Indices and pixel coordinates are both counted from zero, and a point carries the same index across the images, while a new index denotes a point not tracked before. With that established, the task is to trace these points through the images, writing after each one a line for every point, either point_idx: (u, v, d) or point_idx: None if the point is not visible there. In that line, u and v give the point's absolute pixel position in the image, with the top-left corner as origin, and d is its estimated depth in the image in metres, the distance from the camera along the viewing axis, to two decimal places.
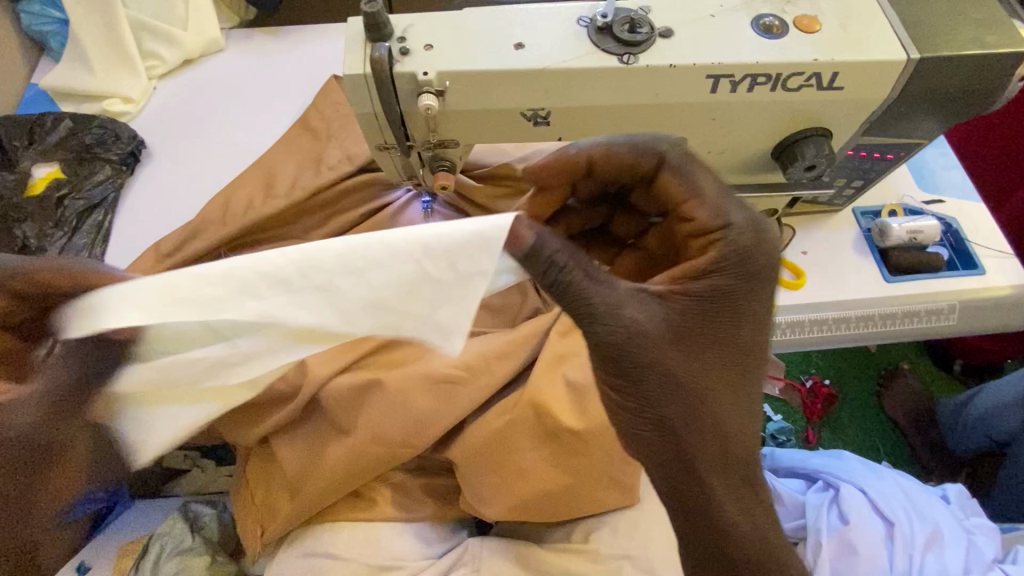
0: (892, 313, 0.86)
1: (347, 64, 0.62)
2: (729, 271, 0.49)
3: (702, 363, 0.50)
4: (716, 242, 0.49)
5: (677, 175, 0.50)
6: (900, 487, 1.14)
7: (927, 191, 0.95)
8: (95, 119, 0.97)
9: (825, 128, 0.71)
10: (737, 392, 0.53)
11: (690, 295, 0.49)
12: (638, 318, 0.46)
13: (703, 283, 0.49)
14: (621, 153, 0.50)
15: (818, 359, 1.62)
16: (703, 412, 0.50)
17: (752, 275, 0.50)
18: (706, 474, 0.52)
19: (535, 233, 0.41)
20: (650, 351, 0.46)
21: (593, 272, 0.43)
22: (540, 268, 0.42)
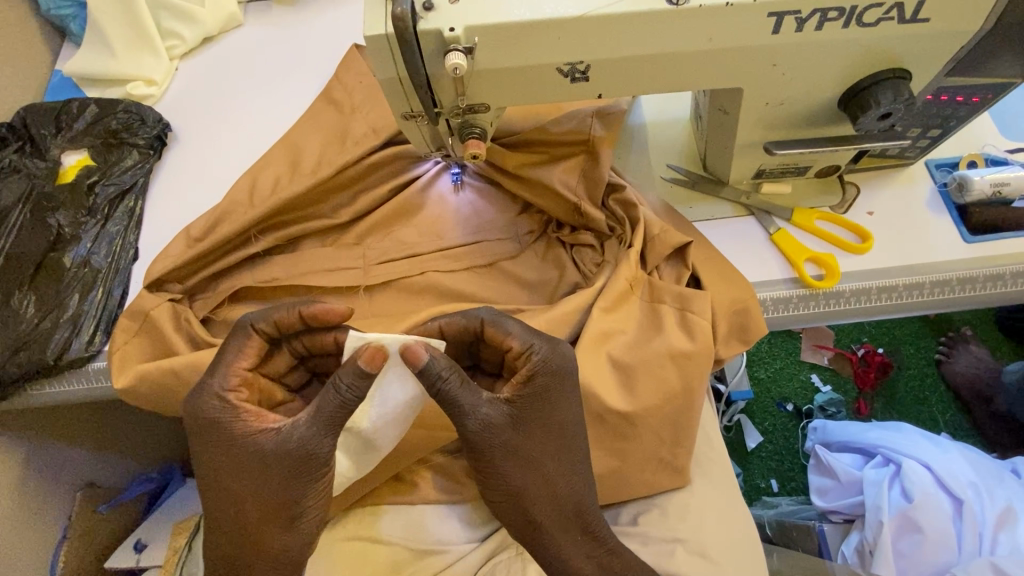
0: (973, 276, 0.77)
1: (368, 23, 0.57)
2: (541, 384, 0.57)
3: (543, 448, 0.57)
4: (530, 361, 0.58)
5: (497, 325, 0.60)
6: (969, 462, 1.06)
7: (1011, 140, 0.85)
8: (120, 103, 0.95)
9: (903, 70, 0.63)
10: (580, 463, 0.60)
11: (525, 398, 0.57)
12: (477, 420, 0.54)
13: (528, 392, 0.57)
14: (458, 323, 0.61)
15: (871, 326, 1.53)
16: (539, 486, 0.58)
17: (564, 380, 0.58)
18: (566, 546, 0.60)
19: (429, 354, 0.53)
20: (495, 443, 0.55)
21: (456, 386, 0.54)
22: (430, 381, 0.53)
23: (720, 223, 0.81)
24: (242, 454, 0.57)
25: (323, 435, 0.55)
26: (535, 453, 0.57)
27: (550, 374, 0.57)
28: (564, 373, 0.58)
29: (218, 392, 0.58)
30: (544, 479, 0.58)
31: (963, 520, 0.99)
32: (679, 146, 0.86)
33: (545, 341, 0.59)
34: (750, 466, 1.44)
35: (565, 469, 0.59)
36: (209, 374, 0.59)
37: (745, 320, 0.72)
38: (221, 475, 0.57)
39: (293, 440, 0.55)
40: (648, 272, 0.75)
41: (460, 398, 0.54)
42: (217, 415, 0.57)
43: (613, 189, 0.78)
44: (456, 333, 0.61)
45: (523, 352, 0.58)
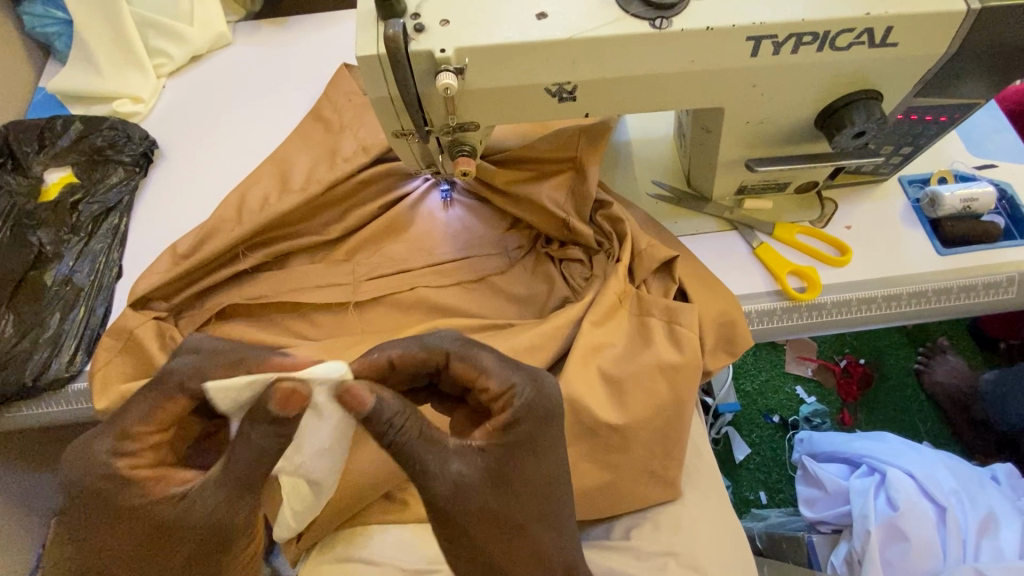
0: (948, 287, 0.80)
1: (360, 43, 0.58)
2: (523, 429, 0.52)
3: (517, 505, 0.52)
4: (509, 406, 0.52)
5: (467, 359, 0.54)
6: (950, 469, 1.09)
7: (978, 156, 0.88)
8: (105, 120, 0.95)
9: (875, 91, 0.66)
10: (559, 515, 0.55)
11: (496, 449, 0.52)
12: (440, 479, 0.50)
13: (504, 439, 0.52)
14: (414, 355, 0.53)
15: (853, 338, 1.56)
16: (512, 547, 0.52)
17: (545, 421, 0.54)
18: None
19: (376, 398, 0.48)
20: (460, 501, 0.50)
21: (416, 437, 0.49)
22: (382, 429, 0.49)
23: (704, 237, 0.83)
24: (142, 525, 0.52)
25: (230, 497, 0.50)
26: (508, 510, 0.52)
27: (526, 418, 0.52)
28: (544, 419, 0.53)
29: (107, 462, 0.52)
30: (517, 541, 0.53)
31: (947, 527, 1.01)
32: (663, 163, 0.88)
33: (526, 380, 0.54)
34: (739, 479, 1.45)
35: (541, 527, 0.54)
36: (99, 435, 0.53)
37: (731, 332, 0.73)
38: (124, 534, 0.53)
39: (191, 513, 0.50)
40: (636, 285, 0.76)
41: (422, 452, 0.49)
42: (107, 486, 0.52)
43: (600, 205, 0.80)
44: (410, 366, 0.53)
45: (497, 389, 0.53)
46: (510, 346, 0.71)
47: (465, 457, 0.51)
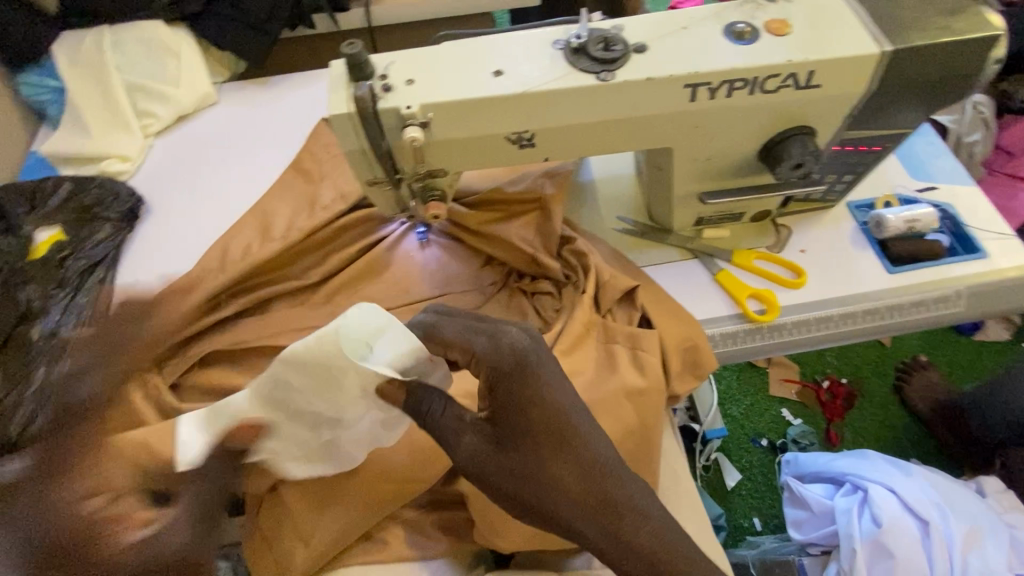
0: (899, 303, 0.84)
1: (332, 103, 0.64)
2: (503, 373, 0.56)
3: (537, 454, 0.55)
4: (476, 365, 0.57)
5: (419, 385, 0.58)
6: (931, 483, 1.09)
7: (920, 180, 0.94)
8: (93, 179, 0.99)
9: (809, 127, 0.72)
10: (571, 465, 0.55)
11: (498, 405, 0.56)
12: (554, 404, 0.56)
13: (497, 378, 0.56)
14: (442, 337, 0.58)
15: (832, 357, 1.60)
16: (549, 484, 0.55)
17: (517, 364, 0.56)
18: (558, 497, 0.55)
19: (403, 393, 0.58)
20: (486, 467, 0.56)
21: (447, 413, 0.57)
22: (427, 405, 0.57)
23: (668, 266, 0.88)
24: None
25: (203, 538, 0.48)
26: (524, 447, 0.55)
27: (497, 362, 0.56)
28: (515, 367, 0.56)
29: (80, 514, 0.40)
30: (536, 482, 0.55)
31: (931, 541, 1.01)
32: (626, 198, 0.94)
33: (482, 338, 0.57)
34: (731, 506, 1.45)
35: (546, 444, 0.55)
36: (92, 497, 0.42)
37: (696, 356, 0.77)
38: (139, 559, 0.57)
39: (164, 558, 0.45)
40: (602, 315, 0.79)
41: (538, 394, 0.56)
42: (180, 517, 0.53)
43: (565, 241, 0.84)
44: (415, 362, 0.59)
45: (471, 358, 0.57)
46: None
47: (481, 429, 0.57)
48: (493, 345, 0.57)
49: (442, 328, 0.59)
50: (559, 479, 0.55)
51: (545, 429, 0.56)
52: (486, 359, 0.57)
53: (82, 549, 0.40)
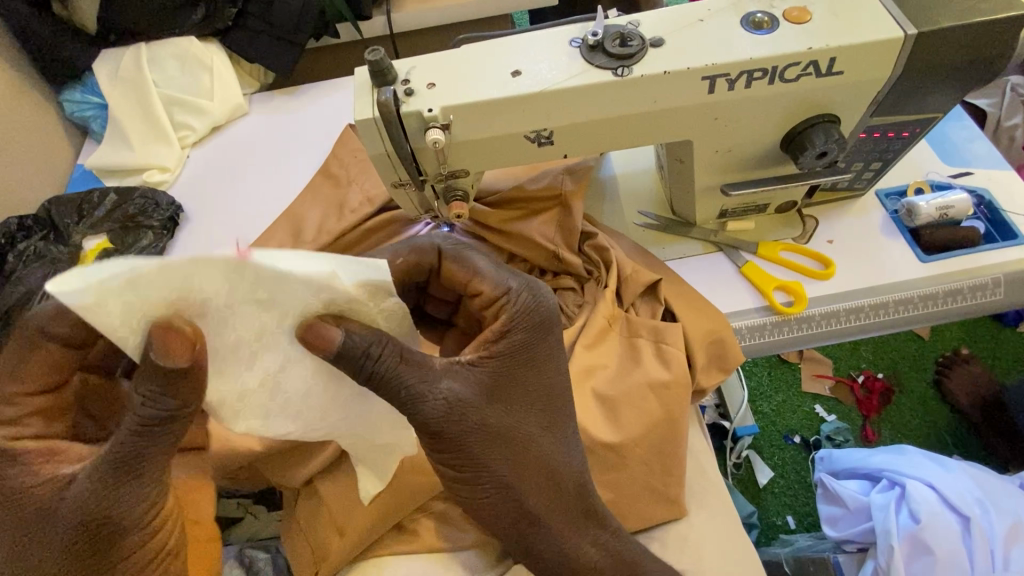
0: (933, 292, 0.82)
1: (357, 109, 0.66)
2: (521, 328, 0.59)
3: (519, 413, 0.59)
4: (504, 310, 0.59)
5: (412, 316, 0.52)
6: (972, 478, 1.06)
7: (954, 165, 0.92)
8: (136, 190, 1.04)
9: (833, 114, 0.71)
10: (545, 424, 0.61)
11: (501, 353, 0.58)
12: (549, 368, 0.62)
13: (512, 334, 0.58)
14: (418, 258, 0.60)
15: (867, 351, 1.55)
16: (522, 438, 0.59)
17: (542, 326, 0.60)
18: (533, 451, 0.60)
19: (343, 331, 0.47)
20: (459, 414, 0.54)
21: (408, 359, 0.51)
22: (355, 361, 0.48)
23: (692, 260, 0.88)
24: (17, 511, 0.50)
25: (117, 484, 0.48)
26: (513, 401, 0.59)
27: (516, 315, 0.58)
28: (532, 321, 0.59)
29: None
30: (514, 436, 0.58)
31: (972, 538, 0.98)
32: (648, 193, 0.94)
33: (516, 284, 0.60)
34: (764, 504, 1.43)
35: (529, 405, 0.60)
36: None
37: (722, 349, 0.76)
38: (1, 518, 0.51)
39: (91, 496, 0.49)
40: (625, 309, 0.80)
41: (539, 353, 0.60)
42: None
43: (587, 236, 0.85)
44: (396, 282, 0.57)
45: (490, 291, 0.59)
46: None
47: (465, 371, 0.56)
48: (527, 300, 0.60)
49: (468, 253, 0.61)
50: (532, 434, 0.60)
51: (531, 388, 0.60)
52: (513, 303, 0.59)
53: (129, 460, 0.47)
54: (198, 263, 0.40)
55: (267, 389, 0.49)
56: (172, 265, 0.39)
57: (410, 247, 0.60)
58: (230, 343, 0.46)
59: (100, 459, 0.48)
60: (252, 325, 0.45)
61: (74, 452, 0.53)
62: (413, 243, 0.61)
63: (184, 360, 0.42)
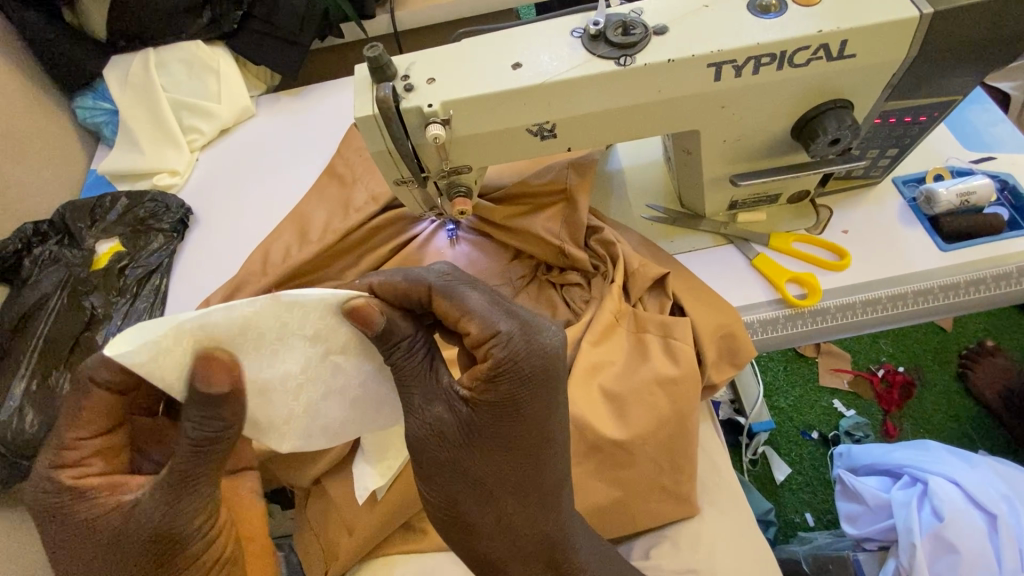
0: (952, 283, 0.79)
1: (358, 107, 0.66)
2: (511, 377, 0.50)
3: (499, 460, 0.54)
4: (491, 356, 0.50)
5: (447, 296, 0.52)
6: (997, 475, 1.02)
7: (975, 150, 0.88)
8: (147, 194, 1.05)
9: (845, 100, 0.68)
10: (527, 476, 0.55)
11: (488, 401, 0.51)
12: (543, 422, 0.53)
13: (499, 383, 0.50)
14: (397, 284, 0.52)
15: (887, 344, 1.51)
16: (497, 484, 0.55)
17: (535, 376, 0.51)
18: (506, 499, 0.55)
19: (385, 318, 0.50)
20: (440, 443, 0.53)
21: (416, 363, 0.52)
22: (388, 347, 0.51)
23: (702, 253, 0.86)
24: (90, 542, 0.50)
25: (180, 500, 0.49)
26: (495, 445, 0.53)
27: (505, 361, 0.50)
28: (527, 369, 0.51)
29: (44, 474, 0.50)
30: (491, 479, 0.55)
31: (1000, 536, 0.95)
32: (656, 186, 0.92)
33: (514, 327, 0.51)
34: (781, 501, 1.40)
35: (512, 456, 0.54)
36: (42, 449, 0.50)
37: (732, 343, 0.75)
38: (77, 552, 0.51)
39: (157, 517, 0.49)
40: (632, 304, 0.78)
41: (525, 411, 0.52)
42: (54, 499, 0.50)
43: (593, 231, 0.84)
44: (386, 291, 0.53)
45: (479, 333, 0.50)
46: None
47: (454, 405, 0.53)
48: (524, 345, 0.50)
49: (463, 287, 0.52)
50: (510, 480, 0.55)
51: (516, 441, 0.53)
52: (504, 348, 0.50)
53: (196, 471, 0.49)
54: (255, 307, 0.48)
55: (301, 414, 0.56)
56: (236, 310, 0.47)
57: (401, 276, 0.52)
58: (278, 377, 0.53)
59: (161, 478, 0.49)
60: (295, 360, 0.53)
61: (134, 482, 0.52)
62: (407, 273, 0.53)
63: (226, 383, 0.46)
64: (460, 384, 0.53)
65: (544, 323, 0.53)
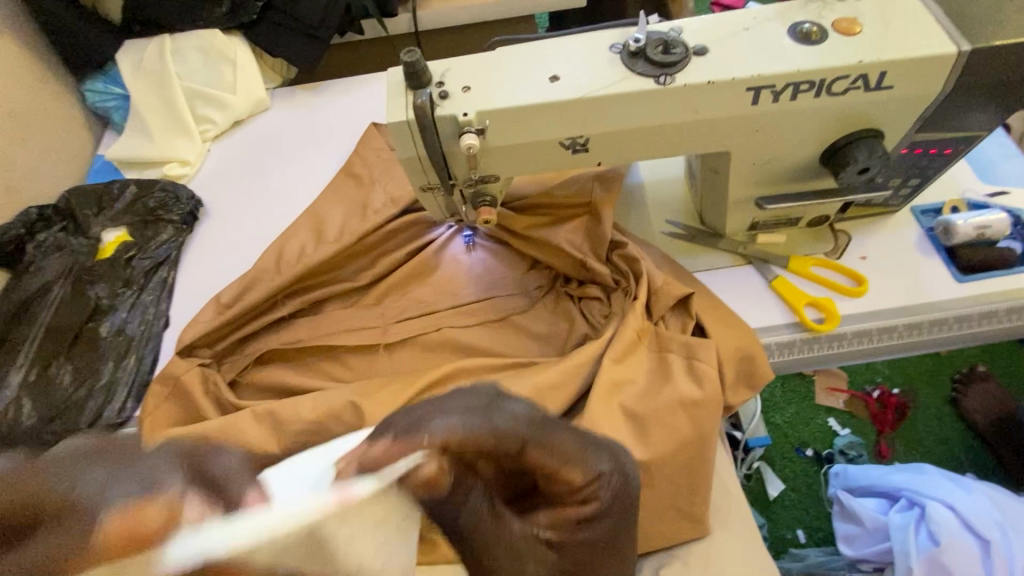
0: (964, 314, 0.81)
1: (390, 112, 0.65)
2: (609, 513, 0.52)
3: None
4: (596, 499, 0.50)
5: (542, 446, 0.48)
6: (992, 501, 1.03)
7: (989, 183, 0.89)
8: (157, 183, 1.03)
9: (876, 129, 0.69)
10: None
11: (580, 540, 0.52)
12: (622, 544, 0.55)
13: (598, 523, 0.51)
14: (479, 437, 0.46)
15: (885, 366, 1.53)
16: None
17: (627, 507, 0.53)
18: None
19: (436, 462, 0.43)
20: None
21: (490, 527, 0.47)
22: (457, 501, 0.46)
23: (719, 272, 0.86)
24: None
25: None
26: None
27: (609, 504, 0.51)
28: (621, 502, 0.52)
29: None
30: None
31: (994, 563, 0.95)
32: (676, 202, 0.92)
33: (610, 466, 0.51)
34: (775, 517, 1.41)
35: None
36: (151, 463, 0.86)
37: (751, 366, 0.74)
38: None
39: None
40: (654, 322, 0.78)
41: (617, 539, 0.54)
42: None
43: (615, 246, 0.83)
44: (460, 446, 0.45)
45: (581, 480, 0.50)
46: (534, 384, 0.73)
47: (542, 555, 0.51)
48: (620, 482, 0.52)
49: (551, 430, 0.49)
50: None
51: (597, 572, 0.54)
52: (606, 488, 0.51)
53: None
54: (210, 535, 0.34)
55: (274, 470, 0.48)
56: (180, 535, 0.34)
57: (490, 432, 0.46)
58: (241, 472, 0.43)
59: None
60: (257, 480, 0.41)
61: None
62: (495, 427, 0.46)
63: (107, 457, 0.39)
64: (545, 527, 0.51)
65: (625, 453, 0.54)
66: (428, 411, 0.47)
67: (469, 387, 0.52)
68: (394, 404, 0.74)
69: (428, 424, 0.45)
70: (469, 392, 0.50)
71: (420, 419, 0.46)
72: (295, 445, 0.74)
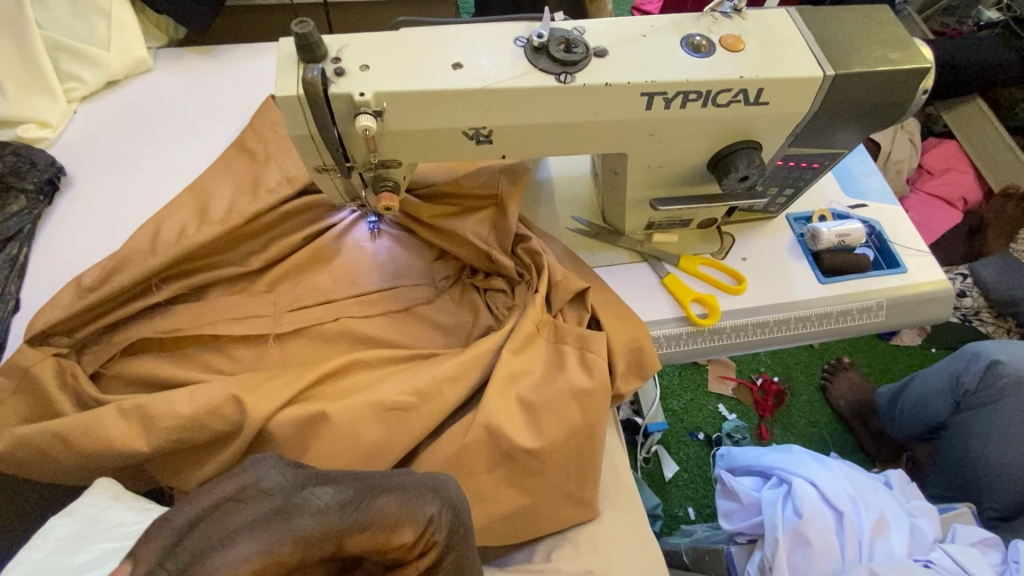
0: (828, 311, 0.89)
1: (279, 86, 0.61)
2: (451, 544, 0.51)
3: None
4: (431, 539, 0.49)
5: (355, 517, 0.47)
6: (847, 477, 1.15)
7: (852, 196, 1.01)
8: (8, 145, 0.89)
9: (755, 141, 0.75)
10: None
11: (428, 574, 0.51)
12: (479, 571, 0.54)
13: (441, 558, 0.50)
14: (278, 553, 0.44)
15: (766, 357, 1.69)
16: None
17: (468, 532, 0.52)
18: None
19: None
20: None
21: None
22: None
23: (619, 268, 0.90)
24: None
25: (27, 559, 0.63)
26: None
27: (447, 538, 0.50)
28: (461, 529, 0.51)
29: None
30: None
31: (844, 531, 1.07)
32: (581, 199, 0.95)
33: (440, 505, 0.50)
34: (668, 496, 1.52)
35: None
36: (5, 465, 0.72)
37: (641, 357, 0.79)
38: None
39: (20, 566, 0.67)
40: (553, 314, 0.80)
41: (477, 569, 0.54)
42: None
43: (520, 239, 0.84)
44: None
45: (410, 533, 0.48)
46: (431, 376, 0.73)
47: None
48: (453, 514, 0.51)
49: (364, 498, 0.48)
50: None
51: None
52: (443, 527, 0.50)
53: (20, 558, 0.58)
54: None
55: None
56: None
57: (293, 541, 0.44)
58: None
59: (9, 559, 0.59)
60: None
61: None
62: (298, 533, 0.44)
63: None
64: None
65: (450, 484, 0.53)
66: (224, 531, 0.44)
67: (271, 483, 0.48)
68: (282, 396, 0.70)
69: (222, 551, 0.43)
70: (270, 491, 0.47)
71: (215, 541, 0.43)
72: (165, 443, 0.68)
